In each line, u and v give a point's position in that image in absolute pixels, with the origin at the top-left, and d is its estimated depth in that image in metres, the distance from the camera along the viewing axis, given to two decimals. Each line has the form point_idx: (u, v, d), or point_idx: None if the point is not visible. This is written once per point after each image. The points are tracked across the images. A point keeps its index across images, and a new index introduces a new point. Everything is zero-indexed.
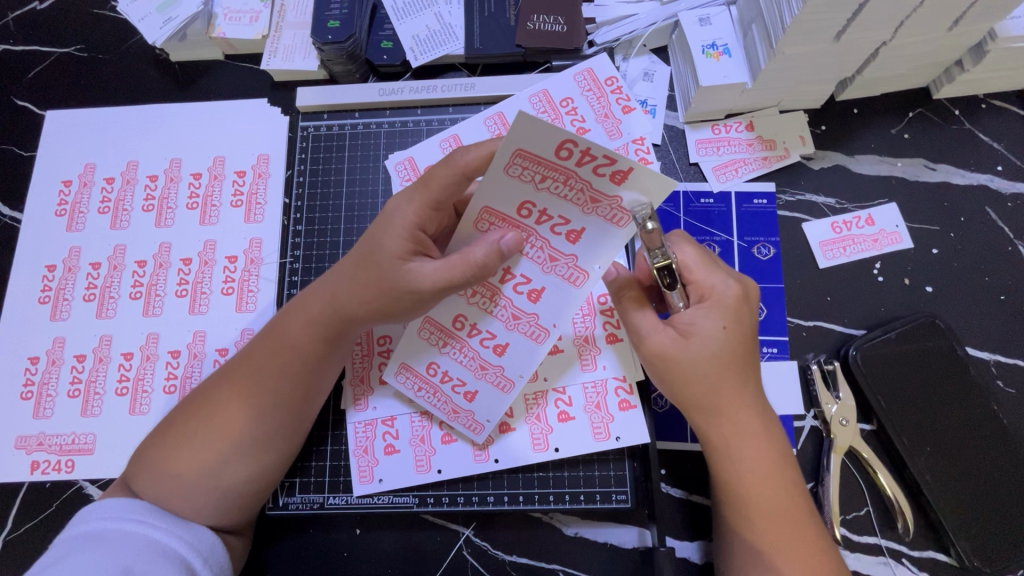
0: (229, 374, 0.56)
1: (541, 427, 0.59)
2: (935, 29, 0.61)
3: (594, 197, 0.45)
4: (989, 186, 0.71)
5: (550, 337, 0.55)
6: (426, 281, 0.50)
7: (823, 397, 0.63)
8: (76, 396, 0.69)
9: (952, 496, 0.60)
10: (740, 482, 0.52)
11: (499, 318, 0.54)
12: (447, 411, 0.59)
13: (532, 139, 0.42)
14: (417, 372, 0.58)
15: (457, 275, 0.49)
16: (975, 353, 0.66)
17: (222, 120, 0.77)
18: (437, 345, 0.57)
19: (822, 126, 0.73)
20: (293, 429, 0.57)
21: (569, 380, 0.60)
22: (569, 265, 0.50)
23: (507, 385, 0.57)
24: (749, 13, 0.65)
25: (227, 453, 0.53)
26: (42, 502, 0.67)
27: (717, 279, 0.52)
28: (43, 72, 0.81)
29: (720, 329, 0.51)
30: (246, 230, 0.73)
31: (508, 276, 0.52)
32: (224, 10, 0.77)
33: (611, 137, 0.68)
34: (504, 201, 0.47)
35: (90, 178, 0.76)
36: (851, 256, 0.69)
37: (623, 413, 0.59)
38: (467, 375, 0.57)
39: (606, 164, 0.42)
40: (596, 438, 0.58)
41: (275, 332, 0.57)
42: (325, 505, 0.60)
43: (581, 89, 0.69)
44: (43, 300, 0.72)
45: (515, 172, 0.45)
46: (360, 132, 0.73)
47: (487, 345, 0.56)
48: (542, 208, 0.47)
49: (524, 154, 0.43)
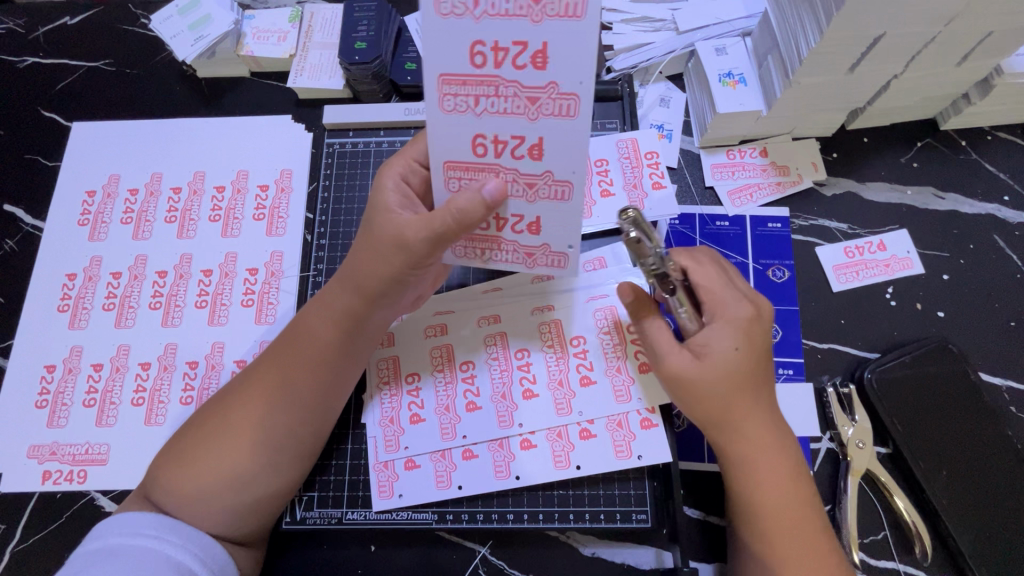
0: (252, 373, 0.56)
1: (563, 444, 0.59)
2: (945, 64, 0.63)
3: (528, 182, 0.49)
4: (997, 215, 0.72)
5: (569, 417, 0.59)
6: (411, 233, 0.51)
7: (839, 419, 0.64)
8: (91, 405, 0.68)
9: (970, 522, 0.60)
10: (783, 498, 0.52)
11: (550, 370, 0.61)
12: (387, 420, 0.60)
13: (448, 54, 0.44)
14: (398, 369, 0.62)
15: (439, 224, 0.50)
16: (988, 378, 0.67)
17: (248, 135, 0.79)
18: (490, 360, 0.62)
19: (833, 153, 0.75)
20: (305, 432, 0.56)
21: (580, 400, 0.60)
22: (549, 183, 0.48)
23: (506, 424, 0.60)
24: (764, 45, 0.68)
25: (253, 472, 0.53)
26: (51, 513, 0.66)
27: (730, 300, 0.54)
28: (72, 84, 0.83)
29: (732, 349, 0.52)
30: (268, 243, 0.74)
31: (523, 365, 0.62)
32: (253, 30, 0.79)
33: (632, 208, 0.67)
34: (457, 145, 0.48)
35: (114, 189, 0.77)
36: (864, 280, 0.70)
37: (645, 431, 0.59)
38: (484, 402, 0.60)
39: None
40: (617, 456, 0.58)
41: (293, 327, 0.57)
42: (343, 520, 0.59)
43: (620, 154, 0.69)
44: (63, 308, 0.72)
45: (450, 106, 0.46)
46: (385, 150, 0.75)
47: (521, 384, 0.61)
48: (493, 136, 0.47)
49: (455, 164, 0.49)
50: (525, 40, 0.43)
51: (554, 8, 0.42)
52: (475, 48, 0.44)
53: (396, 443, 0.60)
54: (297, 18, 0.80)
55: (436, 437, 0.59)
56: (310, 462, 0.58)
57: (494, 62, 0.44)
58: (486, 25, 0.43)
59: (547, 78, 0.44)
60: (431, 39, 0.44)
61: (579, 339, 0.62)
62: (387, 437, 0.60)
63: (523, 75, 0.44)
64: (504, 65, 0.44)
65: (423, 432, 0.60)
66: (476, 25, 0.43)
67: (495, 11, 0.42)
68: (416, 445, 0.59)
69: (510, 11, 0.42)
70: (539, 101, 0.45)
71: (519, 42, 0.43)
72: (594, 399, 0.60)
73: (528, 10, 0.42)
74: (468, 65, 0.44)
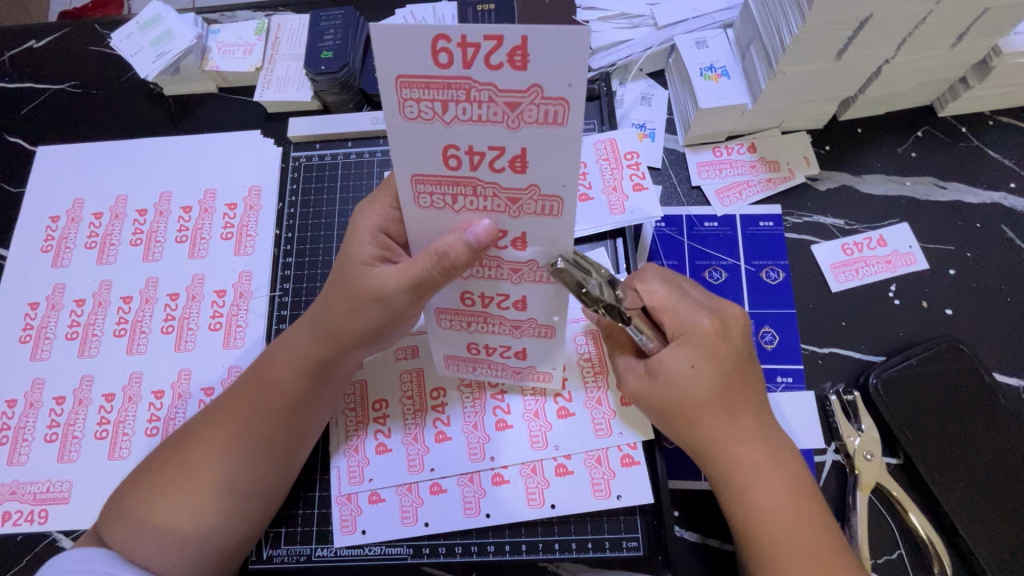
0: (212, 418, 0.53)
1: (537, 480, 0.55)
2: (939, 45, 0.60)
3: (515, 325, 0.48)
4: (1004, 204, 0.68)
5: (546, 452, 0.56)
6: (390, 282, 0.46)
7: (844, 430, 0.60)
8: (53, 440, 0.65)
9: (991, 537, 0.55)
10: (783, 526, 0.48)
11: (525, 401, 0.57)
12: (350, 450, 0.57)
13: (421, 157, 0.37)
14: (365, 395, 0.58)
15: (420, 271, 0.44)
16: (1003, 378, 0.63)
17: (215, 152, 0.76)
18: (462, 389, 0.58)
19: (826, 146, 0.71)
20: (277, 484, 0.53)
21: (556, 434, 0.56)
22: (534, 327, 0.48)
23: (477, 457, 0.56)
24: (746, 35, 0.65)
25: (208, 512, 0.49)
26: (12, 556, 0.62)
27: (687, 315, 0.49)
28: (38, 107, 0.81)
29: (689, 367, 0.48)
30: (235, 263, 0.71)
31: (498, 396, 0.58)
32: (218, 44, 0.77)
33: (612, 211, 0.63)
34: (432, 232, 0.43)
35: (78, 214, 0.75)
36: (864, 278, 0.66)
37: (626, 469, 0.55)
38: (454, 433, 0.57)
39: (494, 49, 0.32)
40: (595, 495, 0.54)
41: (258, 371, 0.54)
42: (312, 558, 0.55)
43: (599, 156, 0.66)
44: (25, 338, 0.69)
45: (425, 202, 0.40)
46: (353, 161, 0.72)
47: (494, 415, 0.57)
48: (479, 292, 0.46)
49: (444, 311, 0.48)
50: (502, 145, 0.36)
51: (531, 205, 0.39)
52: (448, 151, 0.37)
53: (360, 475, 0.56)
54: (263, 30, 0.78)
55: (401, 469, 0.56)
56: (280, 500, 0.54)
57: (470, 165, 0.37)
58: (458, 129, 0.36)
59: (526, 180, 0.37)
60: (396, 139, 0.37)
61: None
62: (351, 469, 0.56)
63: (504, 178, 0.38)
64: (481, 169, 0.37)
65: (388, 463, 0.56)
66: (456, 215, 0.41)
67: (466, 116, 0.35)
68: (380, 477, 0.56)
69: (486, 206, 0.40)
70: (519, 201, 0.39)
71: (495, 147, 0.36)
72: (571, 434, 0.56)
73: (504, 204, 0.39)
74: (441, 166, 0.38)
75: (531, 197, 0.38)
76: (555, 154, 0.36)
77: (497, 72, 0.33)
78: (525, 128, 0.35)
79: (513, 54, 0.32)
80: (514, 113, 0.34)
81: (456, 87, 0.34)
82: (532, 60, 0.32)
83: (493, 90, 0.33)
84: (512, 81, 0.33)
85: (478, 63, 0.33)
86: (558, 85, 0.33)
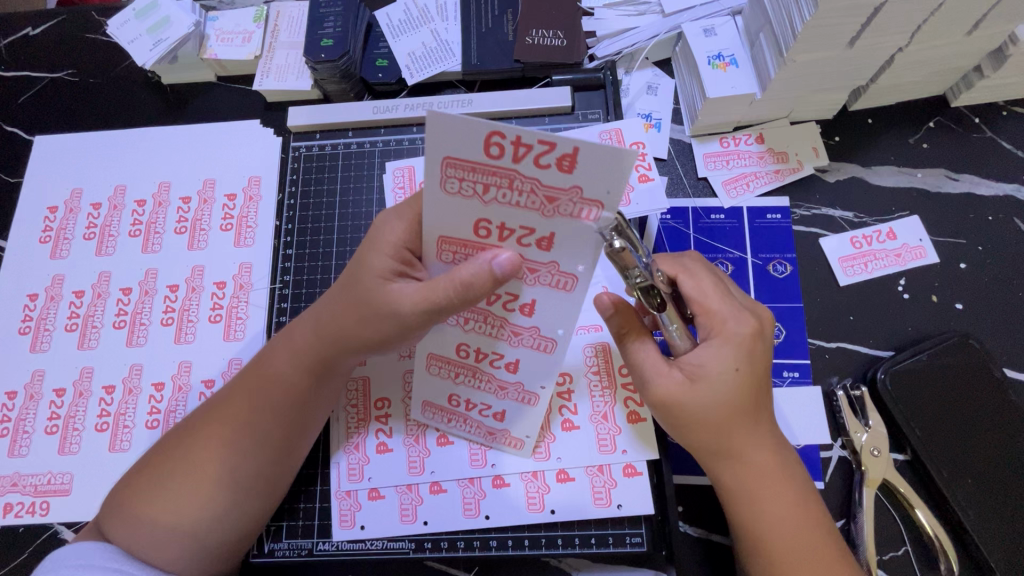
0: (212, 412, 0.52)
1: (538, 485, 0.55)
2: (955, 32, 0.58)
3: (501, 385, 0.51)
4: (1016, 196, 0.67)
5: (549, 462, 0.55)
6: (406, 301, 0.45)
7: (852, 425, 0.59)
8: (53, 432, 0.65)
9: (1000, 532, 0.55)
10: (784, 527, 0.48)
11: None
12: (350, 447, 0.56)
13: (448, 223, 0.42)
14: (367, 393, 0.57)
15: (438, 294, 0.44)
16: (1012, 373, 0.62)
17: (214, 142, 0.75)
18: None
19: (835, 137, 0.70)
20: (278, 479, 0.53)
21: (560, 445, 0.55)
22: (518, 390, 0.52)
23: (479, 462, 0.55)
24: (756, 22, 0.63)
25: (207, 506, 0.49)
26: (15, 546, 0.62)
27: (729, 314, 0.48)
28: (34, 97, 0.80)
29: (731, 371, 0.47)
30: (235, 255, 0.70)
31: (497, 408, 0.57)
32: (216, 32, 0.75)
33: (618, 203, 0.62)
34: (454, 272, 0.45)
35: (76, 204, 0.74)
36: (873, 272, 0.65)
37: (628, 479, 0.54)
38: (456, 437, 0.56)
39: (545, 151, 0.36)
40: (595, 503, 0.54)
41: (259, 364, 0.53)
42: (314, 551, 0.55)
43: None
44: (23, 330, 0.69)
45: (449, 259, 0.45)
46: (353, 151, 0.71)
47: None
48: (476, 346, 0.49)
49: (435, 357, 0.51)
50: (534, 227, 0.40)
51: (548, 278, 0.43)
52: (479, 223, 0.41)
53: (360, 472, 0.56)
54: (261, 17, 0.76)
55: (401, 469, 0.55)
56: (280, 494, 0.54)
57: (498, 237, 0.42)
58: (493, 208, 0.40)
59: (548, 258, 0.42)
60: (433, 206, 0.41)
61: (566, 378, 0.57)
62: (352, 466, 0.56)
63: (529, 253, 0.42)
64: (508, 242, 0.42)
65: (389, 462, 0.56)
66: None
67: (504, 200, 0.39)
68: (380, 476, 0.55)
69: None
70: (537, 273, 0.43)
71: (527, 228, 0.41)
72: (574, 445, 0.55)
73: (522, 274, 0.43)
74: (471, 233, 0.42)
75: (549, 271, 0.43)
76: (581, 243, 0.40)
77: (543, 170, 0.37)
78: (559, 218, 0.39)
79: (562, 158, 0.36)
80: (551, 205, 0.39)
81: (501, 175, 0.38)
82: (578, 166, 0.36)
83: (535, 184, 0.38)
84: (555, 179, 0.37)
85: (528, 161, 0.37)
86: (597, 190, 0.37)
